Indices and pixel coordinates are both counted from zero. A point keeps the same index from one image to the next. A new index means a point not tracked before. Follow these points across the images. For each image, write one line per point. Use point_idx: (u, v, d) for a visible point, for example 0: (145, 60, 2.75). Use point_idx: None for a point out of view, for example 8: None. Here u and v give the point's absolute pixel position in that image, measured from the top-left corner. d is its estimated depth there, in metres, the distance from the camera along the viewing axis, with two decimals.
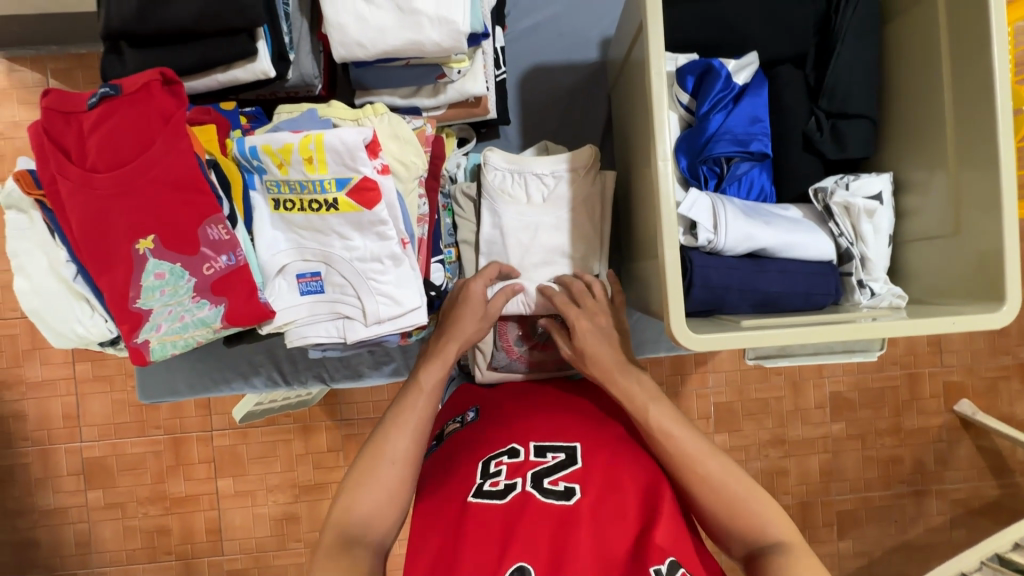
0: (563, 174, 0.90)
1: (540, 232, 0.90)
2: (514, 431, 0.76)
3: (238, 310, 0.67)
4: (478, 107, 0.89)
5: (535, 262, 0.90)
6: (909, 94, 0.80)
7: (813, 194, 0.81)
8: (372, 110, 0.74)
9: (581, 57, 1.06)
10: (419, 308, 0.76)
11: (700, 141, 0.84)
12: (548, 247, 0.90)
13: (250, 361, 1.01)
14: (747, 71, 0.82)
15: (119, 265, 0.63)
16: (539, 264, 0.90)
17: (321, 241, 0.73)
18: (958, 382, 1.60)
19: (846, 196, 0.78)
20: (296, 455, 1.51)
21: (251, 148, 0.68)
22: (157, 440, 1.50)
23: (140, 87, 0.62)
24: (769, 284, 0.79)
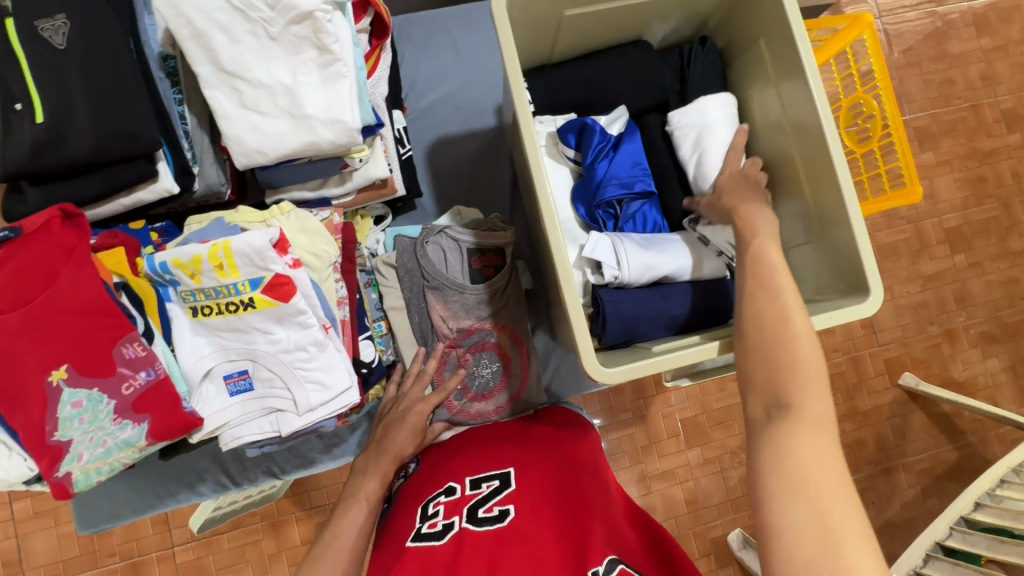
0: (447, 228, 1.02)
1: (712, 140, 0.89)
2: (451, 474, 0.78)
3: (163, 423, 0.68)
4: (385, 187, 0.95)
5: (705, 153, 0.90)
6: (761, 124, 0.91)
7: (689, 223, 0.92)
8: (278, 210, 0.80)
9: (480, 124, 1.15)
10: (350, 387, 0.78)
11: (592, 188, 0.91)
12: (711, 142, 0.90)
13: (194, 469, 0.99)
14: (620, 122, 0.92)
15: (32, 401, 0.63)
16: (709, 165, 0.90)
17: (243, 339, 0.75)
18: (896, 358, 1.71)
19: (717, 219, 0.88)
20: (268, 555, 1.44)
21: (161, 264, 0.71)
22: (113, 569, 1.40)
23: (39, 225, 0.64)
24: (674, 308, 0.86)
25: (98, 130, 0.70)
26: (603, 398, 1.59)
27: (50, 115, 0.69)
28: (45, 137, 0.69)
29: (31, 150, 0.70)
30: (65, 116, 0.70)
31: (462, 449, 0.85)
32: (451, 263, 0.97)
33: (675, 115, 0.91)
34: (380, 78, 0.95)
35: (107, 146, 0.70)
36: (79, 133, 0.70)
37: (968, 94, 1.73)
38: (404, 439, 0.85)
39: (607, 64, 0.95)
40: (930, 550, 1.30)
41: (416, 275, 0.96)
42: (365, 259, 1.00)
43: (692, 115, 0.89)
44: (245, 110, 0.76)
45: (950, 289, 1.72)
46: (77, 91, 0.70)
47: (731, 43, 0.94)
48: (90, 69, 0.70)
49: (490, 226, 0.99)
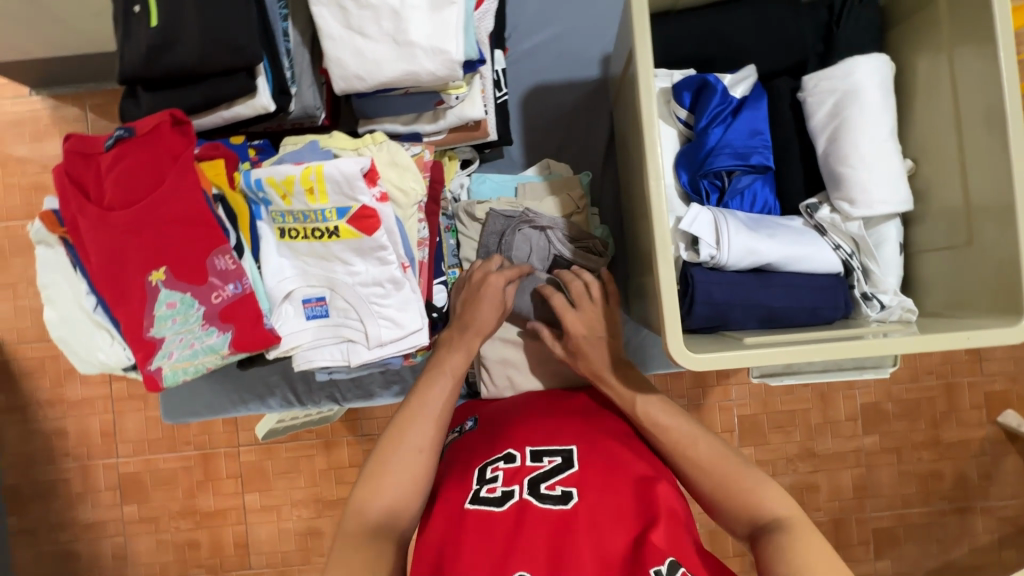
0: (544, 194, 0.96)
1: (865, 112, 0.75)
2: (509, 437, 0.75)
3: (244, 336, 0.70)
4: (477, 130, 0.91)
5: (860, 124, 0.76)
6: (914, 101, 0.78)
7: (803, 209, 0.80)
8: (371, 139, 0.78)
9: (582, 74, 1.06)
10: (419, 330, 0.77)
11: (701, 155, 0.83)
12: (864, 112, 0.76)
13: (265, 382, 1.05)
14: (745, 85, 0.82)
15: (134, 296, 0.67)
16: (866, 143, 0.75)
17: (325, 267, 0.75)
18: (1000, 392, 1.52)
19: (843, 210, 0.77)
20: (318, 470, 1.54)
21: (256, 180, 0.71)
22: (187, 455, 1.55)
23: (151, 128, 0.66)
24: (773, 299, 0.78)
25: (209, 39, 0.70)
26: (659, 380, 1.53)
27: (165, 20, 0.70)
28: (160, 41, 0.70)
29: (146, 54, 0.71)
30: (179, 22, 0.70)
31: (521, 412, 0.81)
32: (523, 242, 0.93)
33: (810, 78, 0.80)
34: (487, 12, 0.89)
35: (215, 56, 0.70)
36: (191, 40, 0.70)
37: None
38: (486, 315, 0.82)
39: (741, 16, 0.84)
40: None
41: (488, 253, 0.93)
42: (448, 205, 0.97)
43: (835, 78, 0.77)
44: (351, 31, 0.74)
45: None
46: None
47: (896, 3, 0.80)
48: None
49: (587, 244, 0.93)
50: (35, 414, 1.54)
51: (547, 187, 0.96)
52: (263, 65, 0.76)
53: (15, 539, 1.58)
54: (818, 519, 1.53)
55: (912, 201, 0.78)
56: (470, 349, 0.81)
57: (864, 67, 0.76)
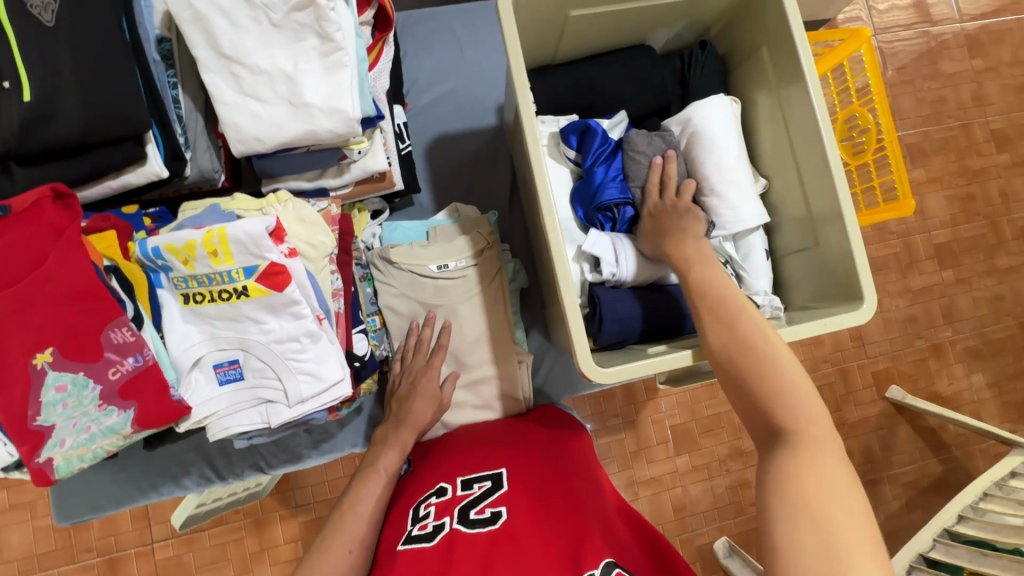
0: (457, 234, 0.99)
1: (721, 136, 0.86)
2: (441, 472, 0.77)
3: (149, 412, 0.66)
4: (383, 180, 0.94)
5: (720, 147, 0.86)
6: (758, 129, 0.92)
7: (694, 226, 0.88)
8: (275, 199, 0.79)
9: (480, 123, 1.14)
10: (341, 380, 0.77)
11: (591, 190, 0.91)
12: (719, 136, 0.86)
13: (178, 461, 0.97)
14: (620, 128, 0.93)
15: (16, 384, 0.62)
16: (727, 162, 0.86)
17: (236, 328, 0.74)
18: (885, 371, 1.73)
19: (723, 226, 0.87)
20: (250, 553, 1.42)
21: (153, 249, 0.69)
22: (89, 564, 1.37)
23: (30, 205, 0.63)
24: (671, 309, 0.86)
25: (89, 111, 0.68)
26: (594, 404, 1.59)
27: (38, 93, 0.68)
28: (33, 116, 0.68)
29: (19, 130, 0.68)
30: (55, 96, 0.68)
31: (455, 449, 0.83)
32: (449, 265, 0.96)
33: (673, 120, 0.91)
34: (383, 71, 0.94)
35: (99, 128, 0.69)
36: (71, 112, 0.68)
37: (960, 114, 1.76)
38: (419, 410, 0.87)
39: (609, 66, 0.96)
40: (913, 561, 1.28)
41: (418, 281, 0.96)
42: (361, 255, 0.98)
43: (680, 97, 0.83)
44: (245, 96, 0.76)
45: (937, 304, 1.73)
46: (67, 70, 0.69)
47: (732, 50, 0.95)
48: (79, 48, 0.69)
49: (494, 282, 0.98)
50: None
51: (458, 229, 1.00)
52: (151, 133, 0.75)
53: None
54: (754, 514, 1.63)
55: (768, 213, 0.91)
56: (405, 444, 0.84)
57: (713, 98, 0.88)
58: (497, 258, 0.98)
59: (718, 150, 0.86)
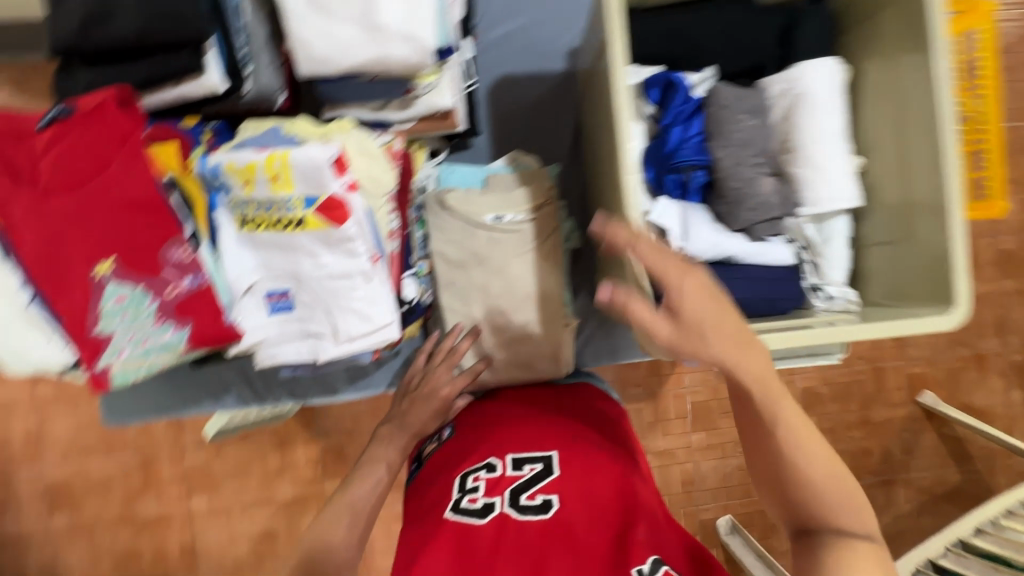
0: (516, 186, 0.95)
1: (815, 113, 0.79)
2: (490, 444, 0.75)
3: (204, 331, 0.66)
4: (446, 120, 0.88)
5: (812, 127, 0.80)
6: (862, 104, 0.83)
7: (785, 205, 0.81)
8: (339, 126, 0.75)
9: (548, 67, 1.07)
10: (389, 323, 0.75)
11: (665, 152, 0.84)
12: (811, 115, 0.80)
13: (218, 379, 0.99)
14: (707, 85, 0.85)
15: (76, 290, 0.61)
16: (819, 143, 0.79)
17: (290, 259, 0.72)
18: (921, 375, 1.66)
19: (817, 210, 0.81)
20: (272, 469, 1.48)
21: (214, 167, 0.67)
22: (125, 460, 1.45)
23: (94, 106, 0.60)
24: (735, 291, 0.81)
25: (150, 12, 0.65)
26: (617, 371, 1.58)
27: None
28: (96, 11, 0.65)
29: (79, 26, 0.66)
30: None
31: (504, 418, 0.80)
32: (505, 217, 0.92)
33: (767, 79, 0.84)
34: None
35: (161, 31, 0.65)
36: (129, 13, 0.65)
37: None
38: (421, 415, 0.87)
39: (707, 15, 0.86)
40: (920, 565, 1.23)
41: (471, 230, 0.92)
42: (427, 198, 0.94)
43: (731, 95, 0.81)
44: (319, 11, 0.70)
45: (992, 313, 1.63)
46: None
47: (846, 10, 0.85)
48: None
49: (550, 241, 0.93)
50: None
51: (517, 180, 0.96)
52: (213, 41, 0.70)
53: None
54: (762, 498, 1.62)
55: (861, 197, 0.83)
56: (404, 446, 0.86)
57: (809, 70, 0.80)
58: (555, 216, 0.93)
59: (809, 130, 0.80)
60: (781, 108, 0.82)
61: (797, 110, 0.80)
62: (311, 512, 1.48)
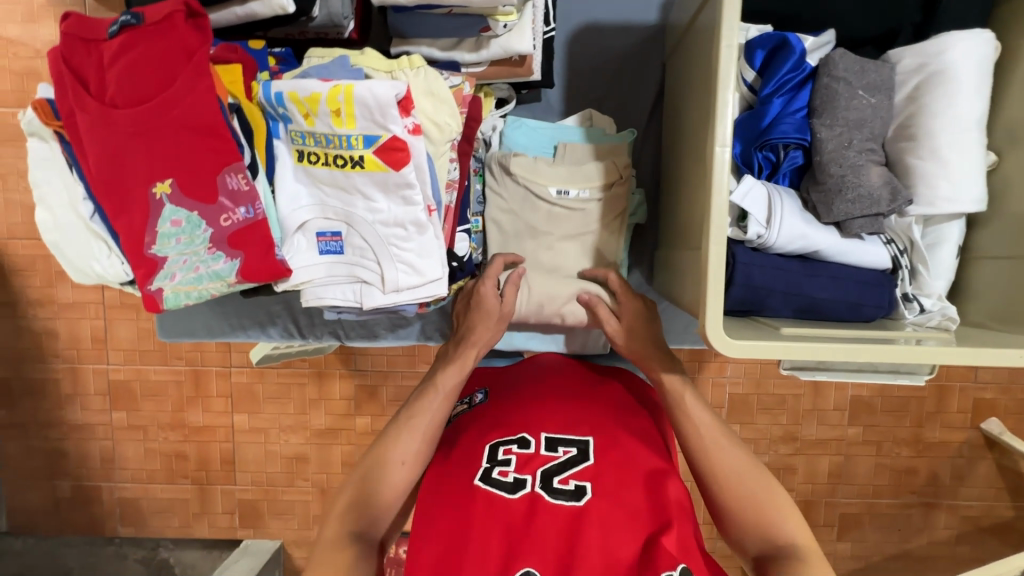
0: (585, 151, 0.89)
1: (953, 95, 0.68)
2: (525, 419, 0.72)
3: (254, 266, 0.64)
4: (521, 67, 0.82)
5: (945, 111, 0.68)
6: (1010, 91, 0.71)
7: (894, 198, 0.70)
8: (408, 62, 0.69)
9: (637, 17, 0.96)
10: (439, 278, 0.72)
11: (760, 126, 0.75)
12: (947, 96, 0.68)
13: (267, 310, 1.00)
14: (823, 51, 0.73)
15: (136, 208, 0.61)
16: (950, 131, 0.68)
17: (345, 201, 0.70)
18: (988, 401, 1.52)
19: (928, 211, 0.71)
20: (309, 399, 1.54)
21: (276, 94, 0.64)
22: (178, 370, 1.54)
23: (161, 18, 0.58)
24: (815, 290, 0.73)
25: None
26: None
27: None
28: None
29: None
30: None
31: (540, 392, 0.77)
32: (570, 192, 0.86)
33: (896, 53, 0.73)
34: None
35: None
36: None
37: None
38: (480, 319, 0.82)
39: None
40: None
41: (533, 201, 0.87)
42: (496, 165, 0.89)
43: (856, 62, 0.70)
44: None
45: None
46: None
47: None
48: None
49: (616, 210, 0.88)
50: (25, 312, 1.50)
51: (591, 152, 0.89)
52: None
53: (5, 432, 1.58)
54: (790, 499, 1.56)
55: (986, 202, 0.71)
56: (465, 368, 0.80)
57: (957, 41, 0.68)
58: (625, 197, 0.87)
59: (940, 114, 0.68)
60: (912, 85, 0.70)
61: (929, 89, 0.69)
62: (341, 443, 1.54)
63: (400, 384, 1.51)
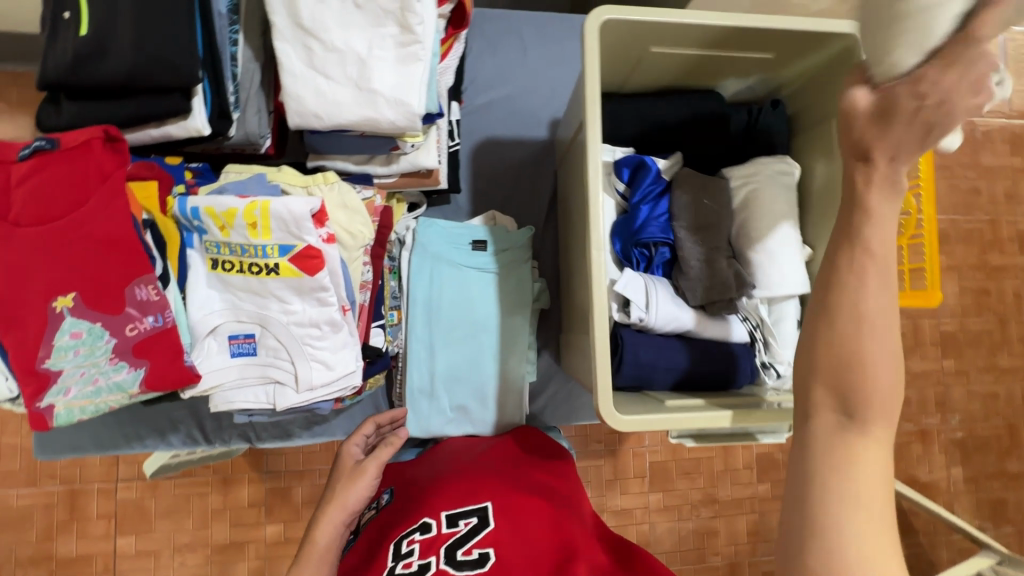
0: (490, 252, 0.98)
1: (767, 203, 0.87)
2: (426, 505, 0.76)
3: (160, 373, 0.64)
4: (429, 177, 0.92)
5: (764, 215, 0.87)
6: (812, 201, 0.91)
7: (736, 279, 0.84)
8: (323, 179, 0.76)
9: (530, 134, 1.13)
10: (353, 372, 0.75)
11: (633, 227, 0.89)
12: (763, 204, 0.87)
13: (168, 417, 0.96)
14: (675, 170, 0.91)
15: (32, 323, 0.60)
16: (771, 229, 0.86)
17: (258, 303, 0.72)
18: None
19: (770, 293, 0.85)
20: (212, 509, 1.40)
21: (192, 209, 0.68)
22: (50, 491, 1.35)
23: (80, 143, 0.61)
24: (690, 364, 0.85)
25: (142, 56, 0.66)
26: (578, 426, 1.58)
27: (96, 28, 0.66)
28: (86, 50, 0.66)
29: (70, 63, 0.66)
30: (112, 31, 0.67)
31: (438, 479, 0.81)
32: (486, 248, 0.98)
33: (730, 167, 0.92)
34: (448, 67, 0.94)
35: (152, 76, 0.67)
36: (122, 52, 0.66)
37: (990, 208, 1.75)
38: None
39: (678, 107, 0.93)
40: None
41: None
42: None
43: (699, 178, 0.89)
44: (313, 70, 0.74)
45: (931, 390, 1.71)
46: (130, 14, 0.67)
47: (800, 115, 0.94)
48: None
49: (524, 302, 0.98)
50: None
51: (494, 259, 0.98)
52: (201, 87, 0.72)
53: None
54: (715, 563, 1.60)
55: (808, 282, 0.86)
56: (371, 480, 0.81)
57: (761, 165, 0.89)
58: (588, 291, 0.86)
59: (759, 219, 0.87)
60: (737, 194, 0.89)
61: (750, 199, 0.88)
62: (249, 558, 1.40)
63: (317, 482, 1.42)
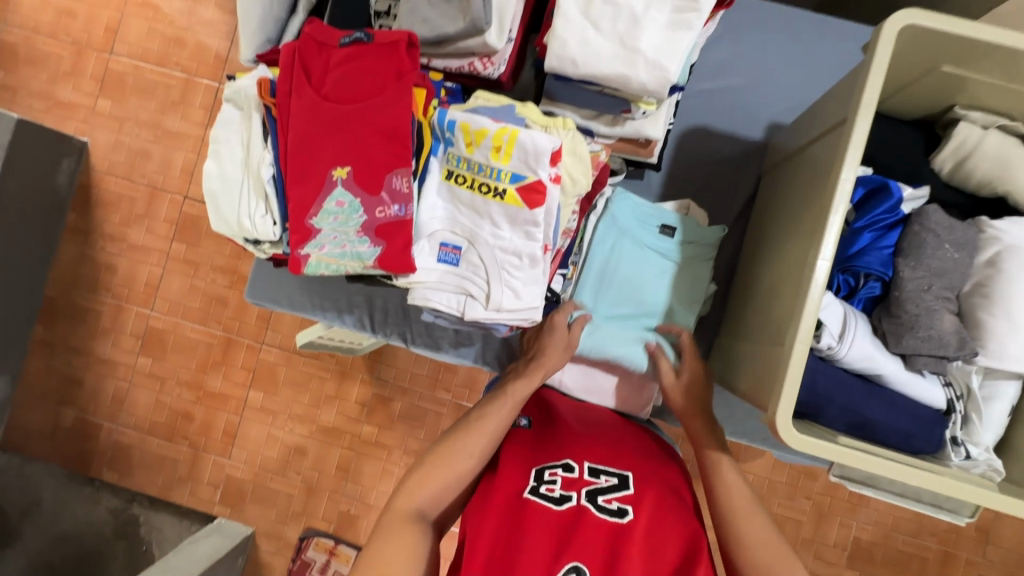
0: (677, 238, 0.97)
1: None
2: (567, 449, 0.81)
3: (391, 255, 0.73)
4: (644, 148, 0.93)
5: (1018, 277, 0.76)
6: None
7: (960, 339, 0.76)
8: (562, 123, 0.80)
9: (744, 132, 1.09)
10: (536, 308, 0.79)
11: (847, 252, 0.83)
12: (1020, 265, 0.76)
13: (347, 298, 1.09)
14: (916, 204, 0.83)
15: (313, 182, 0.71)
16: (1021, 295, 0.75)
17: (474, 221, 0.79)
18: None
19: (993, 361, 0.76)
20: (326, 394, 1.56)
21: (450, 121, 0.75)
22: (214, 333, 1.58)
23: (390, 42, 0.71)
24: (870, 409, 0.79)
25: None
26: None
27: None
28: None
29: None
30: None
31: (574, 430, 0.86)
32: (675, 232, 0.97)
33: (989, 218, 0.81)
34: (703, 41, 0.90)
35: None
36: None
37: None
38: None
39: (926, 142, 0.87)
40: None
41: None
42: None
43: (945, 217, 0.80)
44: (586, 19, 0.77)
45: None
46: None
47: None
48: None
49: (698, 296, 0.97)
50: (95, 243, 1.60)
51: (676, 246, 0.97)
52: None
53: (32, 347, 1.63)
54: None
55: None
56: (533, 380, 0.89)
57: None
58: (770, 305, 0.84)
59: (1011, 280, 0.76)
60: (990, 245, 0.78)
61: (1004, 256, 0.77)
62: (342, 446, 1.55)
63: (416, 403, 1.52)
